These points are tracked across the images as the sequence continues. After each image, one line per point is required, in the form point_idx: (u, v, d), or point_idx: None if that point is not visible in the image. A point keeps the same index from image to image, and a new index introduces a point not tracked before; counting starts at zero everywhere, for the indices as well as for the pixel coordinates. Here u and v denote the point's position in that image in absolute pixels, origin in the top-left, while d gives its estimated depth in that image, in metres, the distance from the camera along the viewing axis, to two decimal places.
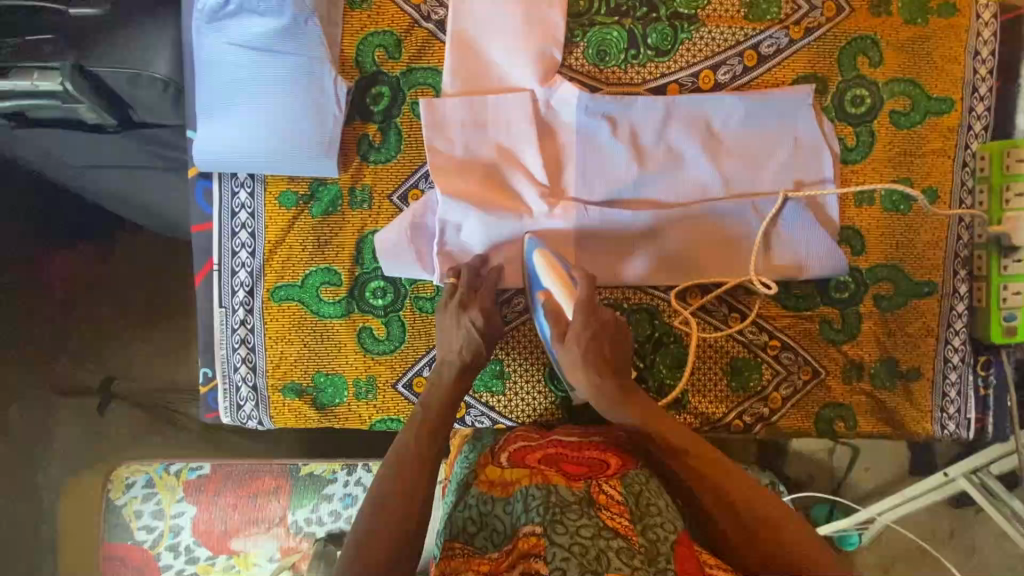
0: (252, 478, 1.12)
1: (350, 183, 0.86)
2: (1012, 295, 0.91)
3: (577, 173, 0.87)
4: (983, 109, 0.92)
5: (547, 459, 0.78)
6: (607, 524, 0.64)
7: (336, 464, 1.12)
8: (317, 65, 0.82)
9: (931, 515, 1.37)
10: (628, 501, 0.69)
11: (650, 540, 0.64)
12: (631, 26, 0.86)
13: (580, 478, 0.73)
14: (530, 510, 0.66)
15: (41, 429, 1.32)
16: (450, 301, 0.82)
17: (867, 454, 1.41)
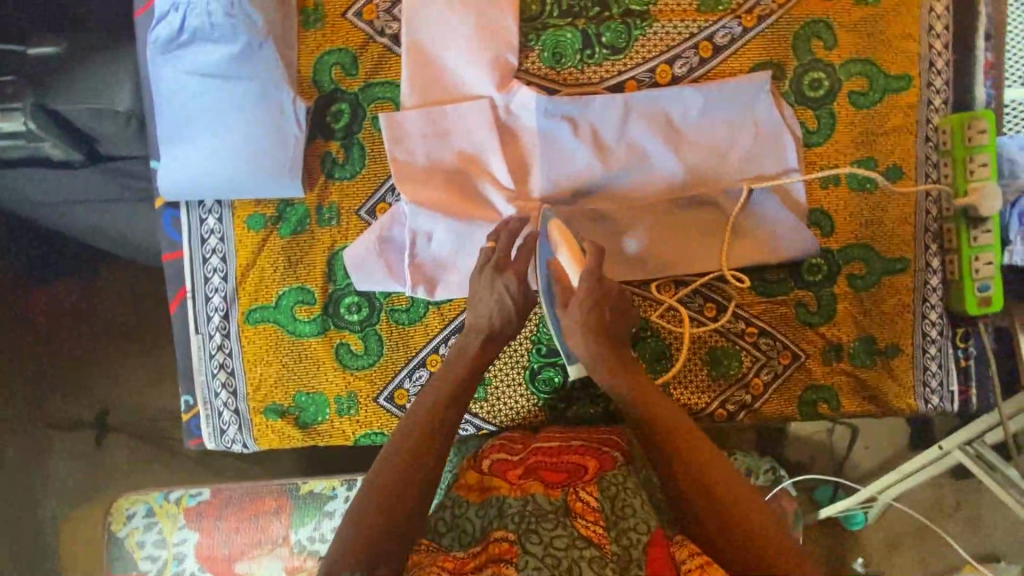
0: (252, 500, 1.11)
1: (316, 202, 0.87)
2: (984, 265, 0.92)
3: (541, 175, 0.87)
4: (942, 83, 0.93)
5: (528, 463, 0.82)
6: (582, 534, 0.69)
7: (335, 481, 1.11)
8: (274, 87, 0.82)
9: (934, 489, 1.37)
10: (604, 508, 0.73)
11: (623, 547, 0.69)
12: (584, 27, 0.87)
13: (559, 485, 0.77)
14: (505, 517, 0.71)
15: (38, 467, 1.32)
16: (484, 270, 0.81)
17: (866, 432, 1.41)
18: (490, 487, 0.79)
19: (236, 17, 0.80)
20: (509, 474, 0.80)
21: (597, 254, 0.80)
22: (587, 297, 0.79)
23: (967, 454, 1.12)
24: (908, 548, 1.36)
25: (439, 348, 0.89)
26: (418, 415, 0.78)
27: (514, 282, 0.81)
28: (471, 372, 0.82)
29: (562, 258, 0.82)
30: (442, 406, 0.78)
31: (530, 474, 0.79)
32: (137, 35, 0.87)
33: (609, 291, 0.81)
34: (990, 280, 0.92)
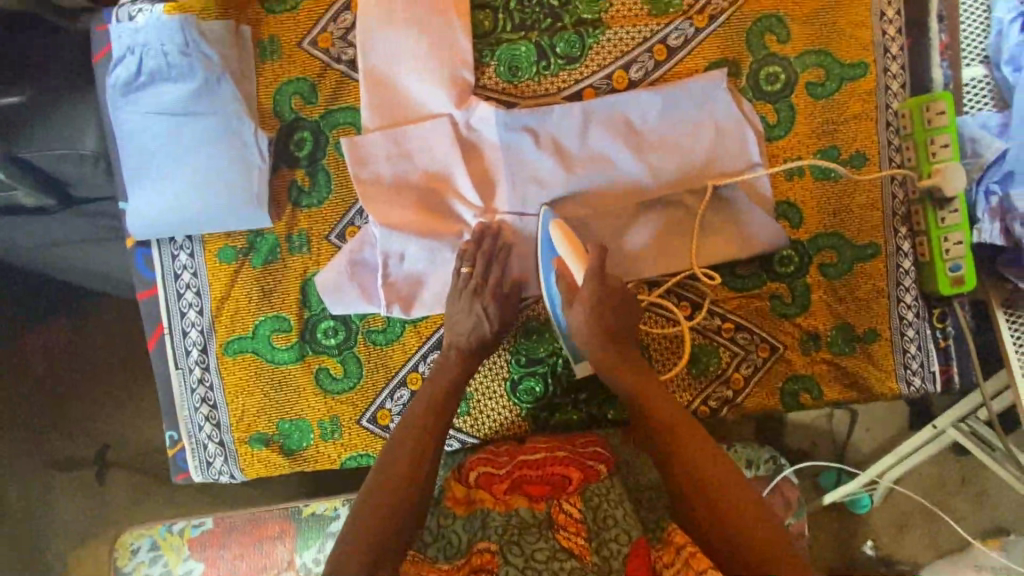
0: (255, 526, 1.11)
1: (285, 230, 0.87)
2: (953, 245, 0.92)
3: (508, 188, 0.88)
4: (898, 68, 0.93)
5: (514, 472, 0.83)
6: (563, 546, 0.73)
7: (337, 501, 1.11)
8: (235, 120, 0.84)
9: (937, 467, 1.36)
10: (587, 519, 0.76)
11: (603, 558, 0.72)
12: (537, 39, 0.88)
13: (544, 498, 0.79)
14: (487, 529, 0.75)
15: (43, 508, 1.33)
16: (463, 292, 0.83)
17: (866, 416, 1.40)
18: (477, 499, 0.81)
19: (192, 56, 0.81)
20: (495, 484, 0.82)
21: (602, 254, 0.82)
22: (592, 296, 0.80)
23: (960, 431, 1.13)
24: (915, 528, 1.36)
25: (418, 366, 0.90)
26: (409, 429, 0.80)
27: (492, 303, 0.83)
28: (455, 385, 0.84)
29: (569, 261, 0.83)
30: (431, 421, 0.80)
31: (515, 484, 0.82)
32: (97, 80, 0.88)
33: (615, 288, 0.82)
34: (961, 259, 0.92)
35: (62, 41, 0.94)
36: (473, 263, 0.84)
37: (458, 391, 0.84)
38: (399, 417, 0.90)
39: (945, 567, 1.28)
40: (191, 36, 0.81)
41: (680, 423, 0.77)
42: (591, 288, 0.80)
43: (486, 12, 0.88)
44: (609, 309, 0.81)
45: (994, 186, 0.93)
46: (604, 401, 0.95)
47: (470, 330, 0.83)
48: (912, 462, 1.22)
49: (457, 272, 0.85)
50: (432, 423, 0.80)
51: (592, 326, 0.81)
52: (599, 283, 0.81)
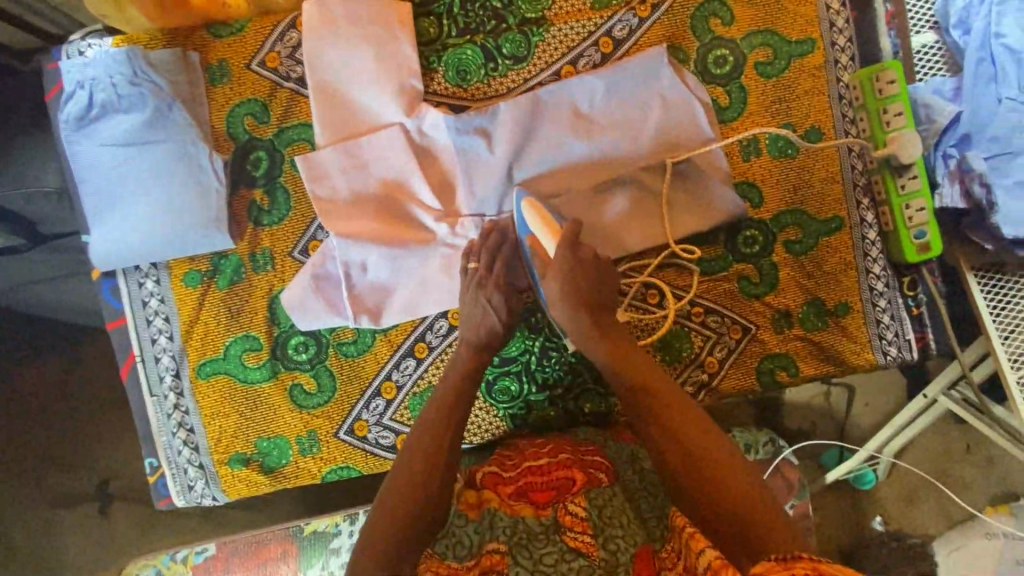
0: (257, 548, 1.11)
1: (249, 250, 0.88)
2: (915, 213, 0.93)
3: (465, 190, 0.89)
4: (846, 41, 0.94)
5: (523, 474, 0.79)
6: (571, 547, 0.69)
7: (338, 517, 1.11)
8: (190, 145, 0.84)
9: (941, 436, 1.35)
10: (593, 517, 0.72)
11: (610, 552, 0.68)
12: (483, 42, 0.89)
13: (548, 502, 0.74)
14: (495, 529, 0.71)
15: (50, 546, 1.33)
16: (469, 285, 0.84)
17: (864, 391, 1.38)
18: (484, 500, 0.76)
19: (142, 85, 0.82)
20: (503, 485, 0.78)
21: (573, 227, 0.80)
22: (566, 267, 0.78)
23: (950, 398, 1.12)
24: (924, 501, 1.34)
25: (392, 375, 0.91)
26: (421, 430, 0.78)
27: (496, 294, 0.83)
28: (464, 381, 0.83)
29: (540, 236, 0.81)
30: (445, 420, 0.79)
31: (527, 485, 0.77)
32: (51, 118, 0.90)
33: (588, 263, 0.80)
34: (926, 226, 0.92)
35: (16, 83, 0.95)
36: (479, 260, 0.85)
37: (471, 387, 0.83)
38: (376, 426, 0.91)
39: (956, 537, 1.28)
40: (138, 66, 0.82)
41: (673, 403, 0.73)
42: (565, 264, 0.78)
43: (431, 19, 0.89)
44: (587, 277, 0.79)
45: (950, 149, 0.96)
46: (581, 395, 0.95)
47: (478, 323, 0.83)
48: (906, 436, 1.23)
49: (464, 269, 0.86)
50: (444, 423, 0.79)
51: (570, 296, 0.78)
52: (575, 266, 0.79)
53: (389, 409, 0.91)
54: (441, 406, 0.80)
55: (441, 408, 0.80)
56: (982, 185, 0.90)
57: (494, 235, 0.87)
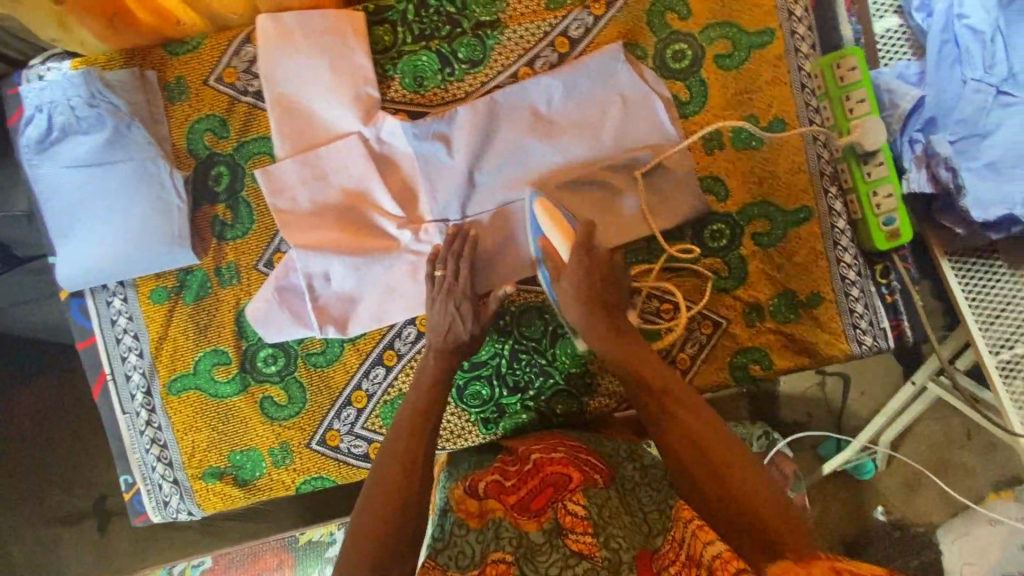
0: (253, 558, 1.12)
1: (214, 265, 0.89)
2: (883, 199, 0.93)
3: (427, 195, 0.89)
4: (805, 29, 0.93)
5: (524, 479, 0.77)
6: (573, 551, 0.66)
7: (332, 526, 1.12)
8: (150, 164, 0.85)
9: (942, 422, 1.32)
10: (593, 514, 0.69)
11: (613, 550, 0.65)
12: (438, 48, 0.89)
13: (546, 506, 0.72)
14: (501, 540, 0.69)
15: (49, 566, 1.34)
16: (437, 294, 0.83)
17: (860, 379, 1.35)
18: (488, 510, 0.74)
19: (99, 106, 0.83)
20: (506, 493, 0.76)
21: (587, 230, 0.80)
22: (580, 268, 0.79)
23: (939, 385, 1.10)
24: (925, 489, 1.31)
25: (361, 384, 0.91)
26: (394, 440, 0.77)
27: (465, 300, 0.82)
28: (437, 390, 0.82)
29: (552, 238, 0.82)
30: (417, 425, 0.78)
31: (530, 490, 0.74)
32: (14, 142, 0.91)
33: (603, 266, 0.81)
34: (894, 212, 0.92)
35: None
36: (444, 266, 0.84)
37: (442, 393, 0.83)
38: (348, 436, 0.91)
39: (960, 524, 1.27)
40: (95, 87, 0.83)
41: (676, 396, 0.74)
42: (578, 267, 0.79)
43: (385, 27, 0.89)
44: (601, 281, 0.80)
45: (917, 134, 0.95)
46: (554, 396, 0.94)
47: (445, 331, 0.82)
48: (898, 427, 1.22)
49: (432, 277, 0.85)
50: (419, 429, 0.78)
51: (586, 297, 0.79)
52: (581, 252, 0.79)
53: (360, 418, 0.91)
54: (414, 411, 0.80)
55: (417, 414, 0.80)
56: (948, 169, 0.89)
57: (457, 239, 0.85)
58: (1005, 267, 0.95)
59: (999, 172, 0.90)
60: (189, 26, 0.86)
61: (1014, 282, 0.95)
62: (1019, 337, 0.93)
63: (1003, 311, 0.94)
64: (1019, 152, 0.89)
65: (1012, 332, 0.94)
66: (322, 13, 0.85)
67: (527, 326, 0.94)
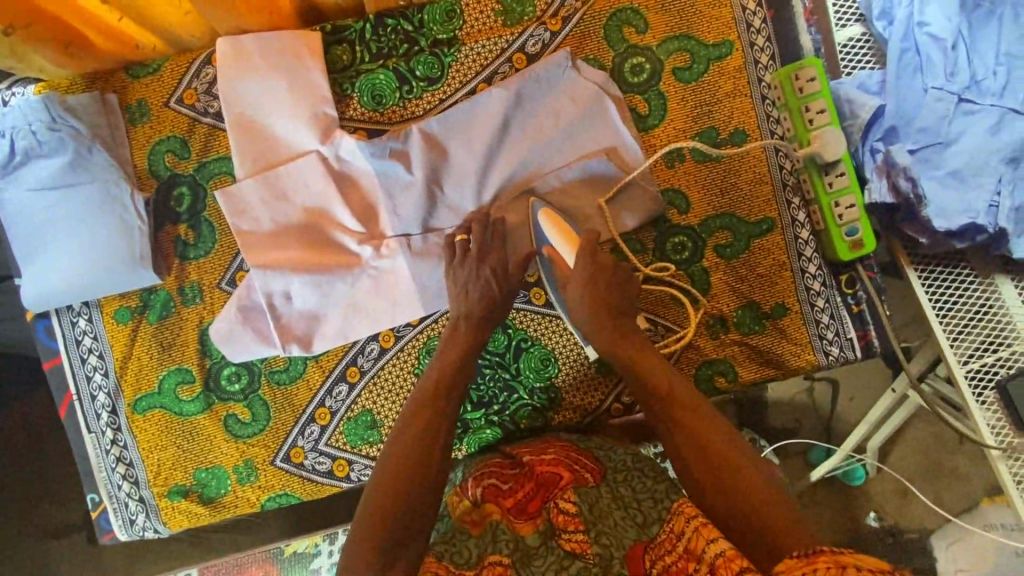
0: (239, 569, 1.13)
1: (176, 284, 0.90)
2: (845, 209, 0.92)
3: (388, 212, 0.89)
4: (764, 41, 0.93)
5: (519, 482, 0.75)
6: (567, 550, 0.65)
7: (317, 538, 1.12)
8: (113, 186, 0.86)
9: (930, 428, 1.30)
10: (584, 512, 0.67)
11: (603, 547, 0.64)
12: (395, 66, 0.89)
13: (540, 509, 0.71)
14: (497, 542, 0.66)
15: None
16: (463, 260, 0.84)
17: (848, 384, 1.32)
18: (486, 514, 0.71)
19: (61, 130, 0.84)
20: (503, 497, 0.73)
21: (590, 236, 0.82)
22: (586, 278, 0.80)
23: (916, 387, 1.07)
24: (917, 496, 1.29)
25: (325, 401, 0.91)
26: (410, 422, 0.75)
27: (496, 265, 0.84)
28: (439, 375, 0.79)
29: (559, 247, 0.84)
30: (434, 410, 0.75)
31: (525, 493, 0.73)
32: None
33: (607, 269, 0.82)
34: (856, 222, 0.92)
35: None
36: (466, 233, 0.86)
37: (459, 378, 0.79)
38: (312, 453, 0.91)
39: (953, 530, 1.23)
40: (56, 111, 0.84)
41: (679, 401, 0.73)
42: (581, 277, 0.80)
43: (343, 46, 0.89)
44: (601, 292, 0.80)
45: (877, 144, 0.95)
46: (518, 410, 0.94)
47: (478, 295, 0.82)
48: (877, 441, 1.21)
49: (451, 242, 0.86)
50: (430, 426, 0.74)
51: (592, 303, 0.80)
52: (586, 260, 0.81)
53: (324, 435, 0.91)
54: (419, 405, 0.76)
55: (426, 408, 0.76)
56: (908, 180, 0.90)
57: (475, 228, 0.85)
58: (970, 274, 0.95)
59: (962, 180, 0.89)
60: (148, 50, 0.87)
61: (980, 290, 0.94)
62: (988, 346, 0.93)
63: (972, 321, 0.93)
64: (981, 160, 0.88)
65: (982, 342, 0.93)
66: (280, 34, 0.86)
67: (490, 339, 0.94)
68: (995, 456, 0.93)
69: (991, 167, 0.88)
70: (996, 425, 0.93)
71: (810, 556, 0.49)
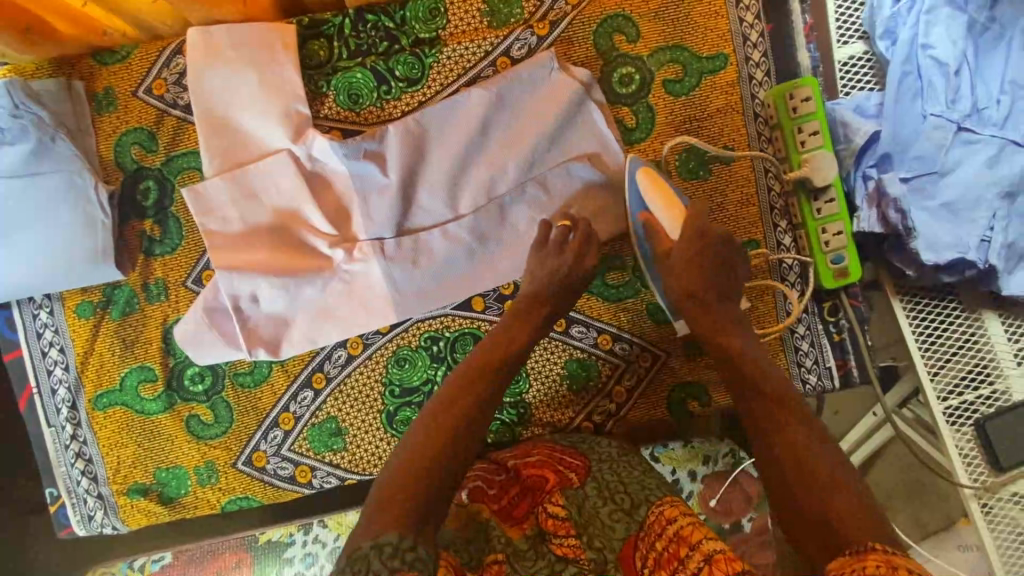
0: (211, 556, 1.03)
1: (141, 280, 0.88)
2: (832, 236, 0.90)
3: (362, 216, 0.86)
4: (760, 56, 0.89)
5: (505, 488, 0.74)
6: (558, 555, 0.66)
7: (291, 527, 1.02)
8: (76, 178, 0.83)
9: None
10: (574, 516, 0.68)
11: (596, 550, 0.65)
12: (374, 65, 0.86)
13: (527, 512, 0.70)
14: (491, 541, 0.67)
15: None
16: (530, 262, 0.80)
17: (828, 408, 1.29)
18: (477, 512, 0.70)
19: (23, 117, 0.80)
20: (489, 499, 0.72)
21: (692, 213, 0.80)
22: (689, 256, 0.77)
23: (902, 419, 1.00)
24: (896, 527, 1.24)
25: (289, 406, 0.90)
26: (448, 397, 0.69)
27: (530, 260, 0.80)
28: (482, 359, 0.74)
29: (660, 213, 0.81)
30: (474, 388, 0.70)
31: (512, 497, 0.72)
32: None
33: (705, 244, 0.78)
34: (843, 250, 0.90)
35: None
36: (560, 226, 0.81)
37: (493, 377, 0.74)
38: (274, 458, 0.90)
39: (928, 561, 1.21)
40: (18, 97, 0.80)
41: (772, 395, 0.67)
42: (688, 255, 0.77)
43: (321, 41, 0.87)
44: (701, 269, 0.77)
45: (870, 170, 0.91)
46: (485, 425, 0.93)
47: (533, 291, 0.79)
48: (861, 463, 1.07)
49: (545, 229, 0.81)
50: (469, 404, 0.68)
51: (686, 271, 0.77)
52: (695, 241, 0.77)
53: (287, 440, 0.90)
54: (463, 382, 0.71)
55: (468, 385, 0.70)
56: (898, 211, 0.87)
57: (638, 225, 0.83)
58: (957, 308, 0.92)
59: (955, 213, 0.86)
60: (117, 36, 0.84)
61: (965, 325, 0.91)
62: (970, 383, 0.91)
63: (954, 356, 0.91)
64: (976, 193, 0.85)
65: (964, 378, 0.91)
66: (252, 26, 0.83)
67: (461, 353, 0.89)
68: (966, 494, 0.91)
69: (986, 201, 0.85)
70: (971, 464, 0.91)
71: (860, 554, 0.48)
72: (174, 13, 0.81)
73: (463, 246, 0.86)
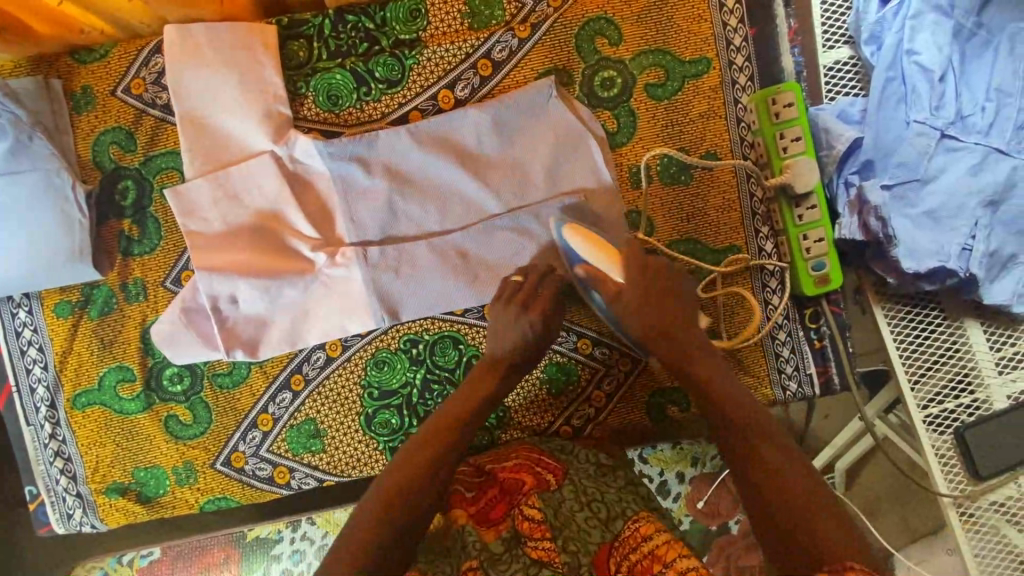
0: (198, 553, 1.06)
1: (119, 280, 0.88)
2: (813, 243, 0.89)
3: (345, 219, 0.86)
4: (743, 60, 0.89)
5: (483, 489, 0.72)
6: (533, 558, 0.64)
7: (279, 525, 1.06)
8: (54, 176, 0.83)
9: None
10: (550, 518, 0.67)
11: (571, 553, 0.64)
12: (353, 66, 0.86)
13: (504, 514, 0.68)
14: (467, 548, 0.65)
15: None
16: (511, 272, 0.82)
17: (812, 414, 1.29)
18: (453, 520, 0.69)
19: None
20: (466, 503, 0.71)
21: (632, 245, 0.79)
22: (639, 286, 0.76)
23: (886, 423, 1.01)
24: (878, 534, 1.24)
25: (267, 407, 0.90)
26: (418, 446, 0.69)
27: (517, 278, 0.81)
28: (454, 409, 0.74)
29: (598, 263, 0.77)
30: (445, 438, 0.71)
31: (489, 500, 0.70)
32: None
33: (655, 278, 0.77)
34: (824, 257, 0.89)
35: None
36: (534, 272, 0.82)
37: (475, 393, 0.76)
38: (253, 458, 0.90)
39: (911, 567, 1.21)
40: None
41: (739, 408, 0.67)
42: (639, 289, 0.76)
43: (301, 42, 0.86)
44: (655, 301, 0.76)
45: (852, 177, 0.91)
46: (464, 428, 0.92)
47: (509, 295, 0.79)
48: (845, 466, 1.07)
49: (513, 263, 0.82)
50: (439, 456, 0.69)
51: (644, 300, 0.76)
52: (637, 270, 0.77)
53: (265, 441, 0.90)
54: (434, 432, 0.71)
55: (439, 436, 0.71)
56: (879, 219, 0.87)
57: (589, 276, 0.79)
58: (939, 316, 0.92)
59: (937, 221, 0.85)
60: (95, 35, 0.84)
61: (948, 333, 0.91)
62: (953, 390, 0.90)
63: (937, 363, 0.90)
64: (959, 200, 0.84)
65: (947, 386, 0.90)
66: (231, 26, 0.83)
67: (441, 357, 0.89)
68: (946, 502, 0.91)
69: (968, 209, 0.84)
70: (950, 471, 0.91)
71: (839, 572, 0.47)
72: (151, 12, 0.81)
73: (443, 249, 0.85)
